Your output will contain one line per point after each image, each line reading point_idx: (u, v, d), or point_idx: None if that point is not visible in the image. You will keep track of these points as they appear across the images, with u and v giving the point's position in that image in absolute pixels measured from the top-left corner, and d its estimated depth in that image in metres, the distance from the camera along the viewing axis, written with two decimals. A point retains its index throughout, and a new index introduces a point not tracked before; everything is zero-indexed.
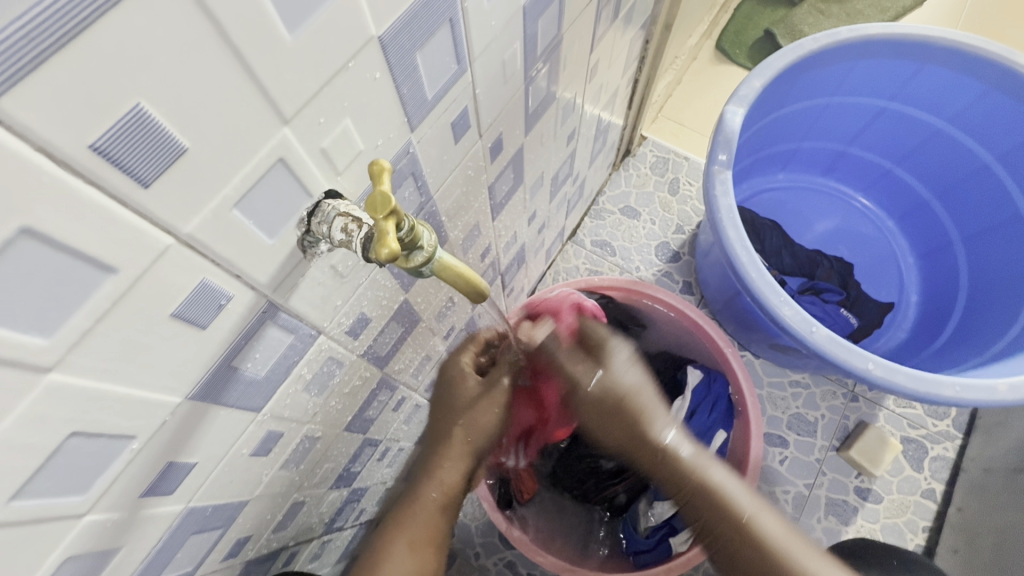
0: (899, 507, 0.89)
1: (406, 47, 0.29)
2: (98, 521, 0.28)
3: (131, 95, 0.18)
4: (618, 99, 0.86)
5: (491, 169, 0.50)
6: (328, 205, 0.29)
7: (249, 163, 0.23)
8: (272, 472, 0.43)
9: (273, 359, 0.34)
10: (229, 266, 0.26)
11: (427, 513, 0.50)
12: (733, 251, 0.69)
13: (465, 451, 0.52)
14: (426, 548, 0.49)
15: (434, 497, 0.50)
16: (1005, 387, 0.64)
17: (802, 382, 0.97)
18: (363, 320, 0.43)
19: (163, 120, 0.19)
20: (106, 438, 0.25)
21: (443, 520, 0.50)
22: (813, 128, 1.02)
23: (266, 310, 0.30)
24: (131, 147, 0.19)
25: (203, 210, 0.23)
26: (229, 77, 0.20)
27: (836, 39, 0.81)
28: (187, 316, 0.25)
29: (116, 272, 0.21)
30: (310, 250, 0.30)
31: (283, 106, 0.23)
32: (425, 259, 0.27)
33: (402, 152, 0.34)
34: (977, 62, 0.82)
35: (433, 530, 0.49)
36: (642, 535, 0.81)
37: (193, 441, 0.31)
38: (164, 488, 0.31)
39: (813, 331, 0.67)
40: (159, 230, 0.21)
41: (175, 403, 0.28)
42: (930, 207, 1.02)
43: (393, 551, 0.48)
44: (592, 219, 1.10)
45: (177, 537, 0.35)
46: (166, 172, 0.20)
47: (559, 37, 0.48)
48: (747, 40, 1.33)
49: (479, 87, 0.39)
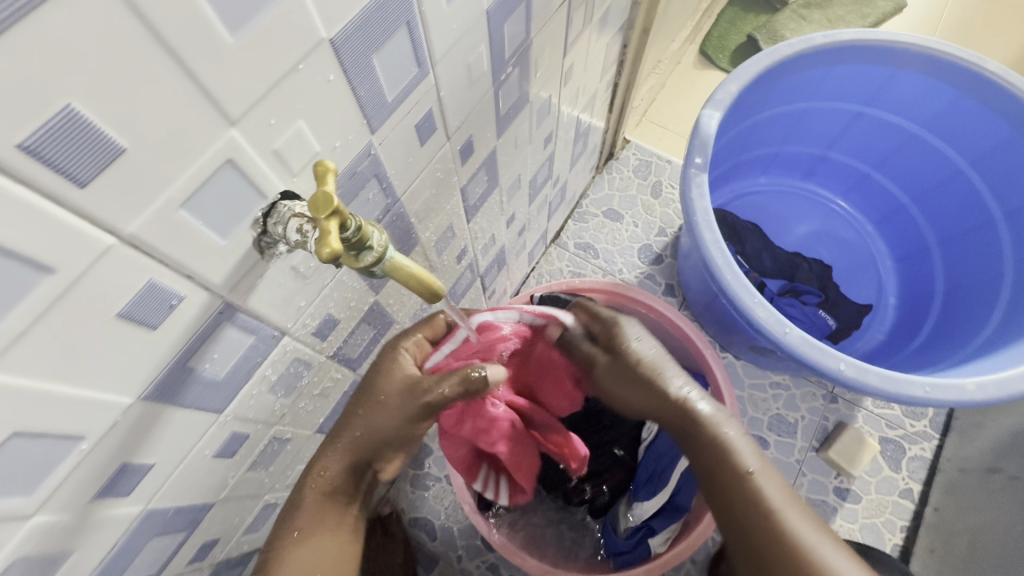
0: (877, 507, 0.90)
1: (361, 49, 0.29)
2: (47, 523, 0.27)
3: (61, 96, 0.18)
4: (598, 102, 0.87)
5: (462, 171, 0.51)
6: (284, 205, 0.29)
7: (195, 163, 0.23)
8: (239, 474, 0.43)
9: (233, 360, 0.34)
10: (179, 267, 0.26)
11: (317, 505, 0.48)
12: (708, 253, 0.70)
13: (350, 443, 0.48)
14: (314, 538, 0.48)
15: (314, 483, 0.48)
16: (974, 386, 0.64)
17: (782, 383, 0.97)
18: (330, 322, 0.43)
19: (97, 119, 0.19)
20: (52, 438, 0.25)
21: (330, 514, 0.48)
22: (792, 132, 1.03)
23: (222, 311, 0.30)
24: (65, 147, 0.19)
25: (146, 210, 0.23)
26: (168, 79, 0.21)
27: (811, 44, 0.82)
28: (135, 316, 0.25)
29: (54, 272, 0.21)
30: (269, 250, 0.31)
31: (229, 107, 0.23)
32: (375, 260, 0.27)
33: (363, 154, 0.35)
34: (949, 67, 0.83)
35: (323, 516, 0.48)
36: (621, 536, 0.80)
37: (148, 441, 0.31)
38: (120, 490, 0.31)
39: (786, 332, 0.67)
40: (99, 230, 0.21)
41: (126, 404, 0.28)
42: (906, 210, 1.03)
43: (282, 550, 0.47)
44: (576, 222, 1.11)
45: (138, 539, 0.35)
46: (104, 171, 0.20)
47: (529, 41, 0.49)
48: (730, 44, 1.35)
49: (444, 90, 0.39)
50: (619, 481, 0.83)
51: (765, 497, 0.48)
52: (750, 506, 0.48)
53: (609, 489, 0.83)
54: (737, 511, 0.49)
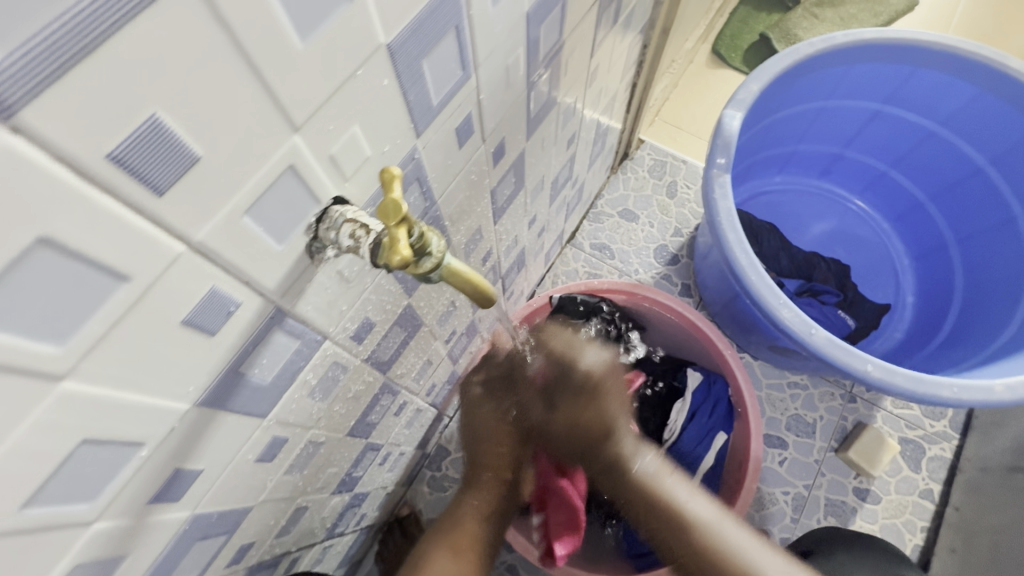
0: (897, 508, 0.90)
1: (414, 54, 0.29)
2: (106, 529, 0.28)
3: (146, 105, 0.18)
4: (616, 103, 0.87)
5: (493, 173, 0.51)
6: (336, 211, 0.29)
7: (260, 170, 0.23)
8: (277, 477, 0.43)
9: (279, 365, 0.34)
10: (238, 273, 0.26)
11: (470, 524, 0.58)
12: (733, 254, 0.70)
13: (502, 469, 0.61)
14: (466, 553, 0.56)
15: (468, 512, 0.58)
16: (1002, 387, 0.64)
17: (800, 383, 0.97)
18: (367, 325, 0.43)
19: (178, 128, 0.19)
20: (116, 444, 0.25)
21: (479, 528, 0.58)
22: (809, 131, 1.03)
23: (273, 316, 0.30)
24: (147, 156, 0.19)
25: (214, 217, 0.23)
26: (242, 87, 0.21)
27: (832, 43, 0.82)
28: (197, 323, 0.25)
29: (128, 280, 0.21)
30: (318, 255, 0.30)
31: (294, 113, 0.23)
32: (434, 265, 0.27)
33: (408, 158, 0.34)
34: (969, 65, 0.83)
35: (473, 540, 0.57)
36: (644, 537, 0.82)
37: (200, 447, 0.31)
38: (171, 495, 0.31)
39: (812, 332, 0.67)
40: (172, 238, 0.21)
41: (183, 410, 0.28)
42: (924, 209, 1.03)
43: (437, 558, 0.54)
44: (591, 223, 1.10)
45: (183, 543, 0.35)
46: (180, 179, 0.20)
47: (561, 43, 0.49)
48: (743, 44, 1.34)
49: (483, 93, 0.39)
50: None
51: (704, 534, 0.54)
52: (683, 535, 0.55)
53: None
54: (674, 540, 0.56)
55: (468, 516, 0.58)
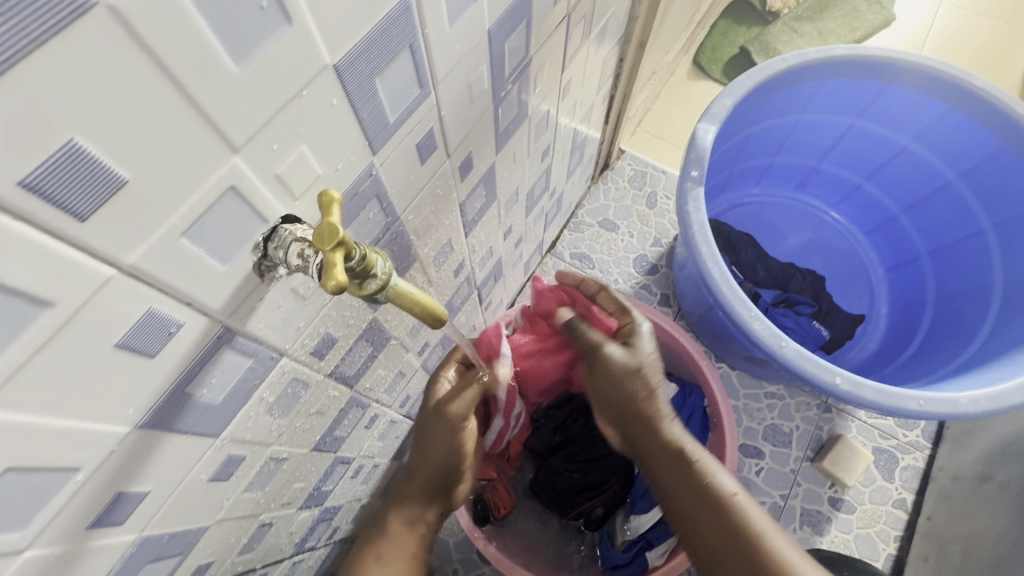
0: (871, 517, 0.91)
1: (364, 74, 0.29)
2: (40, 556, 0.27)
3: (63, 130, 0.18)
4: (594, 113, 0.87)
5: (461, 187, 0.51)
6: (285, 230, 0.28)
7: (197, 193, 0.23)
8: (235, 495, 0.42)
9: (231, 384, 0.33)
10: (179, 295, 0.25)
11: (397, 531, 0.53)
12: (705, 266, 0.70)
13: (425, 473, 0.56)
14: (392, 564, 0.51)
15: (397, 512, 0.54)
16: (968, 399, 0.65)
17: (777, 394, 0.98)
18: (329, 340, 0.42)
19: (100, 153, 0.19)
20: (47, 471, 0.24)
21: (408, 537, 0.53)
22: (785, 144, 1.04)
23: (221, 336, 0.30)
24: (67, 182, 0.19)
25: (146, 241, 0.22)
26: (172, 111, 0.20)
27: (804, 59, 0.83)
28: (133, 346, 0.25)
29: (53, 305, 0.20)
30: (268, 274, 0.30)
31: (232, 135, 0.23)
32: (379, 287, 0.27)
33: (365, 174, 0.34)
34: (937, 80, 0.85)
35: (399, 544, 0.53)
36: (618, 550, 0.79)
37: (144, 470, 0.30)
38: (115, 518, 0.30)
39: (782, 344, 0.67)
40: (100, 262, 0.21)
41: (122, 433, 0.27)
42: (897, 221, 1.05)
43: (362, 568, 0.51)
44: (571, 232, 1.11)
45: (132, 565, 0.35)
46: (105, 204, 0.20)
47: (529, 58, 0.49)
48: (723, 56, 1.36)
49: (445, 109, 0.39)
50: (616, 494, 0.83)
51: (749, 519, 0.48)
52: (723, 518, 0.49)
53: (605, 501, 0.83)
54: (713, 528, 0.49)
55: (392, 518, 0.54)
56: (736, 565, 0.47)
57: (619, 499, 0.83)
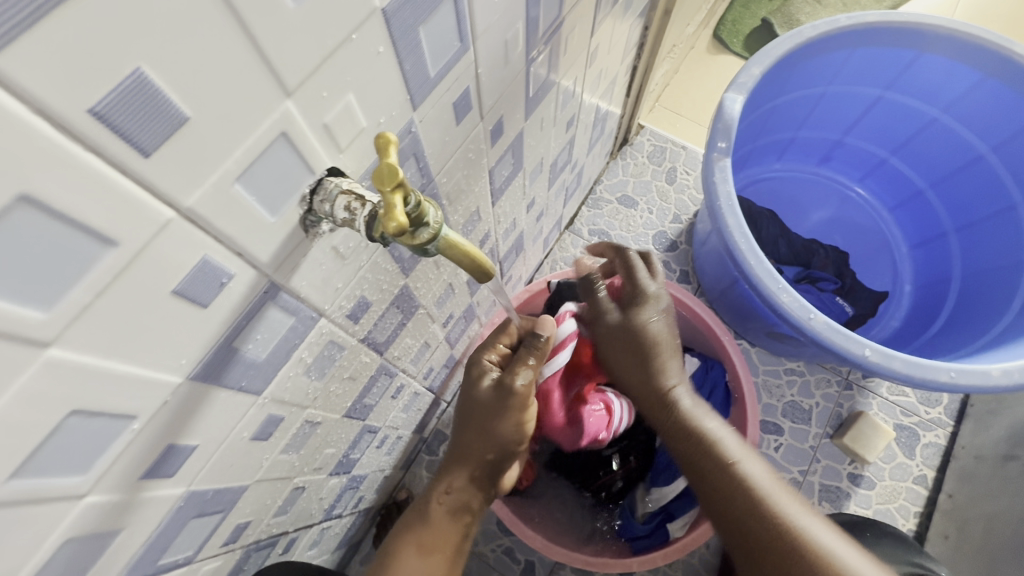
0: (890, 493, 0.91)
1: (410, 21, 0.28)
2: (98, 503, 0.27)
3: (130, 59, 0.17)
4: (617, 85, 0.86)
5: (491, 153, 0.50)
6: (331, 182, 0.28)
7: (252, 135, 0.23)
8: (273, 456, 0.43)
9: (274, 342, 0.33)
10: (230, 244, 0.25)
11: (441, 520, 0.56)
12: (732, 238, 0.69)
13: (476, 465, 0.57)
14: (437, 553, 0.54)
15: (439, 500, 0.57)
16: (1000, 372, 0.64)
17: (796, 370, 0.97)
18: (363, 304, 0.42)
19: (163, 85, 0.19)
20: (106, 417, 0.24)
21: (454, 526, 0.56)
22: (810, 117, 1.02)
23: (267, 290, 0.30)
24: (132, 114, 0.18)
25: (203, 183, 0.22)
26: (233, 46, 0.20)
27: (835, 26, 0.81)
28: (188, 294, 0.25)
29: (116, 245, 0.20)
30: (313, 229, 0.30)
31: (286, 76, 0.23)
32: (431, 237, 0.26)
33: (405, 131, 0.34)
34: (972, 49, 0.82)
35: (441, 534, 0.55)
36: (639, 521, 0.81)
37: (193, 424, 0.30)
38: (165, 471, 0.31)
39: (810, 317, 0.67)
40: (159, 202, 0.21)
41: (175, 384, 0.27)
42: (924, 196, 1.03)
43: (404, 555, 0.53)
44: (590, 208, 1.10)
45: (179, 520, 0.35)
46: (167, 141, 0.20)
47: (562, 19, 0.48)
48: (745, 29, 1.33)
49: (481, 67, 0.38)
50: (636, 468, 0.84)
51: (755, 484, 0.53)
52: (742, 494, 0.53)
53: (625, 475, 0.83)
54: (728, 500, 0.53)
55: (436, 507, 0.56)
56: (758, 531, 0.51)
57: (639, 472, 0.83)
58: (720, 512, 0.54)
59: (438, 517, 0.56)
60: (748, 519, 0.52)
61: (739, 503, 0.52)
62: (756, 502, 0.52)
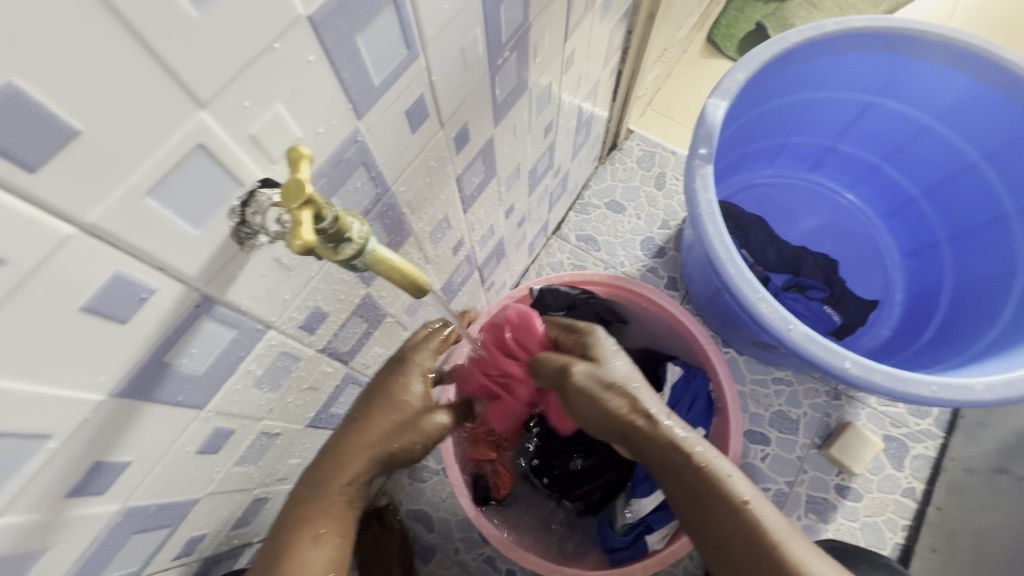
0: (878, 506, 0.89)
1: (344, 28, 0.27)
2: (17, 523, 0.27)
3: (0, 71, 0.16)
4: (601, 89, 0.84)
5: (456, 160, 0.49)
6: (262, 194, 0.27)
7: (161, 149, 0.22)
8: (226, 469, 0.42)
9: (214, 355, 0.32)
10: (149, 259, 0.24)
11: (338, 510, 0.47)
12: (712, 247, 0.68)
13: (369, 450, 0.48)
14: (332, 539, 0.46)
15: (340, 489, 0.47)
16: (983, 386, 0.63)
17: (785, 379, 0.96)
18: (319, 315, 0.41)
19: (46, 99, 0.18)
20: (13, 437, 0.24)
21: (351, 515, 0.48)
22: (800, 123, 1.00)
23: (200, 304, 0.29)
24: (10, 129, 0.17)
25: (108, 198, 0.21)
26: (128, 58, 0.19)
27: (822, 31, 0.79)
28: (102, 310, 0.24)
29: (6, 264, 0.19)
30: (248, 241, 0.29)
31: (197, 88, 0.22)
32: (356, 252, 0.26)
33: (349, 140, 0.33)
34: (963, 55, 0.81)
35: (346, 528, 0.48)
36: (618, 533, 0.78)
37: (124, 439, 0.30)
38: (94, 488, 0.30)
39: (790, 328, 0.66)
40: (55, 219, 0.20)
41: (98, 401, 0.27)
42: (917, 204, 1.01)
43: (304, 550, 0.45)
44: (577, 214, 1.09)
45: (118, 536, 0.34)
46: (57, 155, 0.19)
47: (528, 24, 0.47)
48: (739, 32, 1.32)
49: (436, 74, 0.37)
50: (615, 478, 0.83)
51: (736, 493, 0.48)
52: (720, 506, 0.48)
53: (603, 485, 0.83)
54: (708, 511, 0.49)
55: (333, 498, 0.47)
56: (742, 549, 0.47)
57: (616, 483, 0.82)
58: (709, 530, 0.49)
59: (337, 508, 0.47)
60: (735, 535, 0.47)
61: (723, 521, 0.48)
62: (738, 515, 0.47)
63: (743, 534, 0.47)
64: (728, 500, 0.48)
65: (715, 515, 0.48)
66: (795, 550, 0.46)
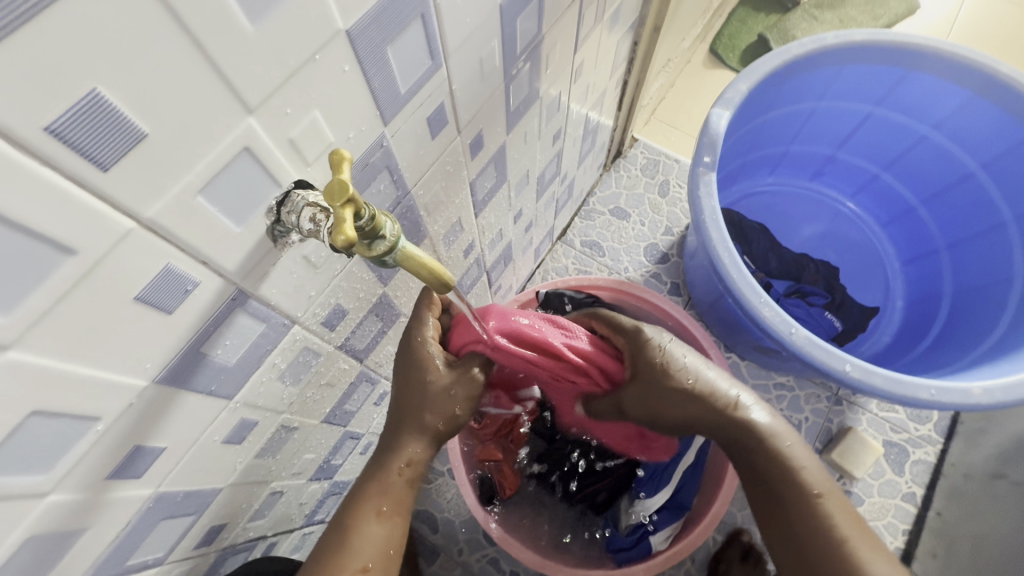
0: (879, 510, 0.90)
1: (376, 41, 0.29)
2: (63, 501, 0.28)
3: (86, 80, 0.18)
4: (607, 98, 0.87)
5: (471, 165, 0.51)
6: (297, 195, 0.29)
7: (213, 151, 0.24)
8: (247, 460, 0.44)
9: (244, 347, 0.34)
10: (195, 253, 0.26)
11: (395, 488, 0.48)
12: (716, 253, 0.70)
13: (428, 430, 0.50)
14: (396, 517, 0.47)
15: (400, 471, 0.48)
16: (981, 390, 0.64)
17: (786, 384, 0.97)
18: (339, 312, 0.43)
19: (119, 104, 0.20)
20: (66, 418, 0.25)
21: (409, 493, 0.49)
22: (801, 132, 1.03)
23: (235, 298, 0.31)
24: (88, 131, 0.19)
25: (164, 195, 0.23)
26: (191, 68, 0.21)
27: (823, 44, 0.82)
28: (151, 300, 0.26)
29: (75, 253, 0.21)
30: (281, 240, 0.31)
31: (247, 95, 0.24)
32: (387, 249, 0.28)
33: (375, 145, 0.35)
34: (961, 68, 0.83)
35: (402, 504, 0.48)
36: (623, 533, 0.79)
37: (161, 425, 0.31)
38: (130, 472, 0.31)
39: (792, 332, 0.67)
40: (119, 213, 0.22)
41: (141, 387, 0.28)
42: (916, 213, 1.03)
43: (360, 525, 0.46)
44: (582, 220, 1.11)
45: (147, 521, 0.36)
46: (125, 155, 0.21)
47: (541, 36, 0.49)
48: (741, 44, 1.34)
49: (456, 83, 0.39)
50: (621, 479, 0.84)
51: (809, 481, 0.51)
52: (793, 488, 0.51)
53: (610, 486, 0.84)
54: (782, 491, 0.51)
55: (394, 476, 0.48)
56: (808, 533, 0.49)
57: (622, 485, 0.83)
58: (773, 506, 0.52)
59: (395, 486, 0.48)
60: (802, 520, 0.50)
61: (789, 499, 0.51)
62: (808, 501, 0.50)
63: (813, 531, 0.49)
64: (802, 494, 0.50)
65: (786, 496, 0.51)
66: (864, 551, 0.47)
